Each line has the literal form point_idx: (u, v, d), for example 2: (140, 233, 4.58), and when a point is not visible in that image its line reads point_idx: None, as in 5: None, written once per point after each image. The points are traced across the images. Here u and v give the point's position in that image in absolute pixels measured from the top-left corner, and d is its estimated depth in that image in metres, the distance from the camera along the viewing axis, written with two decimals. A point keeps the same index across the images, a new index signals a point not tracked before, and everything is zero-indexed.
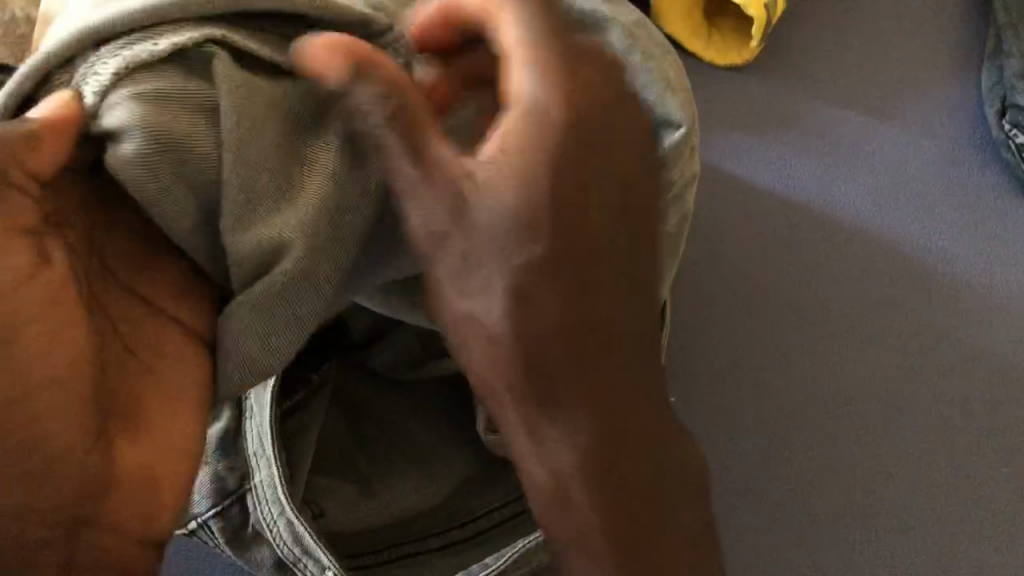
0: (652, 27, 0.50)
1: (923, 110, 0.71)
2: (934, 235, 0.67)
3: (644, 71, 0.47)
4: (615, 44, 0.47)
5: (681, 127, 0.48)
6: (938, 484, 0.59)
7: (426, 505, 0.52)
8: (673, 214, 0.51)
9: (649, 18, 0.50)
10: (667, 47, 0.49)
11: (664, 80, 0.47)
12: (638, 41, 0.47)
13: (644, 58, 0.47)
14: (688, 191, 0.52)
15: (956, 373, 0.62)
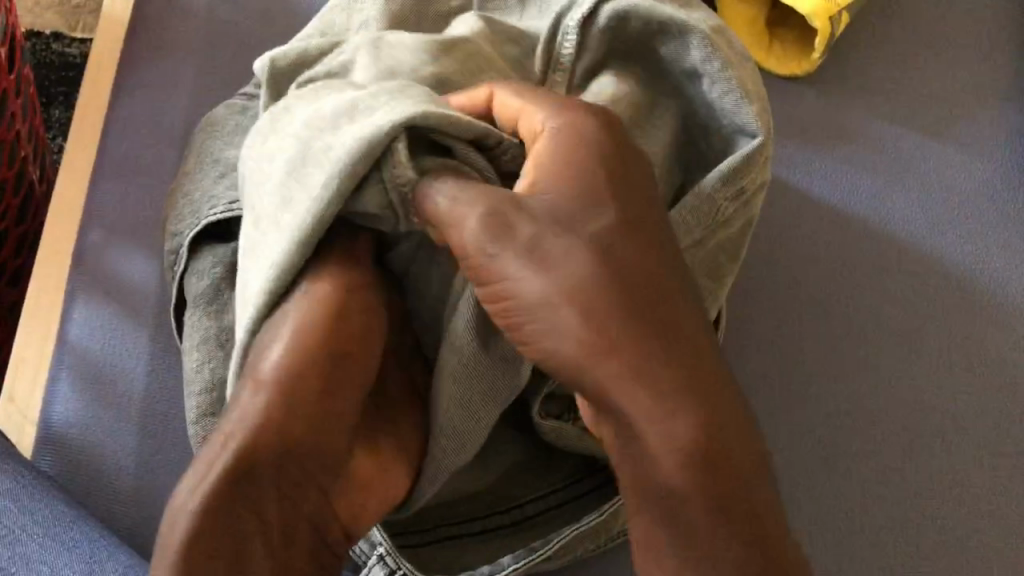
0: (734, 42, 0.53)
1: (981, 133, 0.71)
2: (985, 257, 0.66)
3: (724, 82, 0.50)
4: (695, 55, 0.50)
5: (757, 136, 0.50)
6: (986, 501, 0.58)
7: (472, 488, 0.53)
8: (739, 222, 0.52)
9: (728, 33, 0.54)
10: (744, 64, 0.52)
11: (742, 91, 0.50)
12: (721, 52, 0.50)
13: (725, 68, 0.50)
14: (756, 198, 0.52)
15: (1007, 392, 0.61)
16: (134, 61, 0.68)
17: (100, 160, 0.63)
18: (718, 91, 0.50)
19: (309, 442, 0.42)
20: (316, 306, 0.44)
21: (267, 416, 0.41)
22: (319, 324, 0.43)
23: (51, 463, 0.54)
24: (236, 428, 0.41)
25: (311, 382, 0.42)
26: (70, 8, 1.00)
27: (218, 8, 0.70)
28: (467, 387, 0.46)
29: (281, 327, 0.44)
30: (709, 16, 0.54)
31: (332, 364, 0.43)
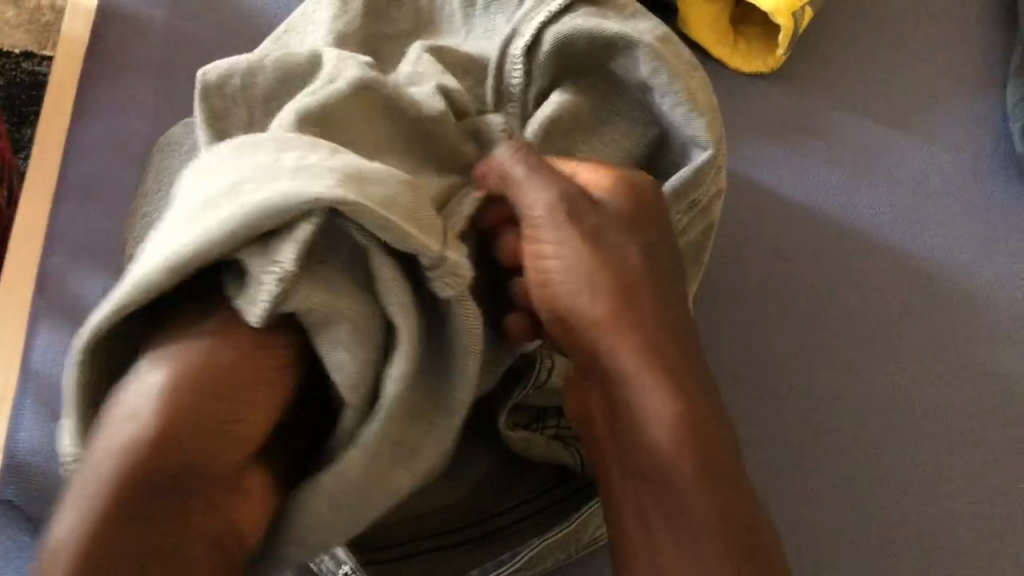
0: (682, 50, 0.53)
1: (949, 125, 0.71)
2: (953, 250, 0.66)
3: (672, 97, 0.51)
4: (643, 71, 0.51)
5: (707, 150, 0.51)
6: (958, 496, 0.58)
7: (442, 501, 0.53)
8: (697, 230, 0.53)
9: (679, 42, 0.54)
10: (695, 74, 0.53)
11: (690, 104, 0.51)
12: (667, 67, 0.51)
13: (672, 82, 0.51)
14: (713, 207, 0.53)
15: (974, 386, 0.61)
16: (95, 81, 0.67)
17: (61, 183, 0.63)
18: (667, 102, 0.51)
19: (198, 479, 0.37)
20: (216, 341, 0.39)
21: (134, 455, 0.36)
22: (208, 354, 0.39)
23: (12, 491, 0.53)
24: (97, 467, 0.36)
25: (182, 430, 0.37)
26: (38, 25, 1.00)
27: (180, 26, 0.70)
28: (336, 509, 0.43)
29: (168, 359, 0.39)
30: (659, 24, 0.54)
31: (231, 397, 0.38)
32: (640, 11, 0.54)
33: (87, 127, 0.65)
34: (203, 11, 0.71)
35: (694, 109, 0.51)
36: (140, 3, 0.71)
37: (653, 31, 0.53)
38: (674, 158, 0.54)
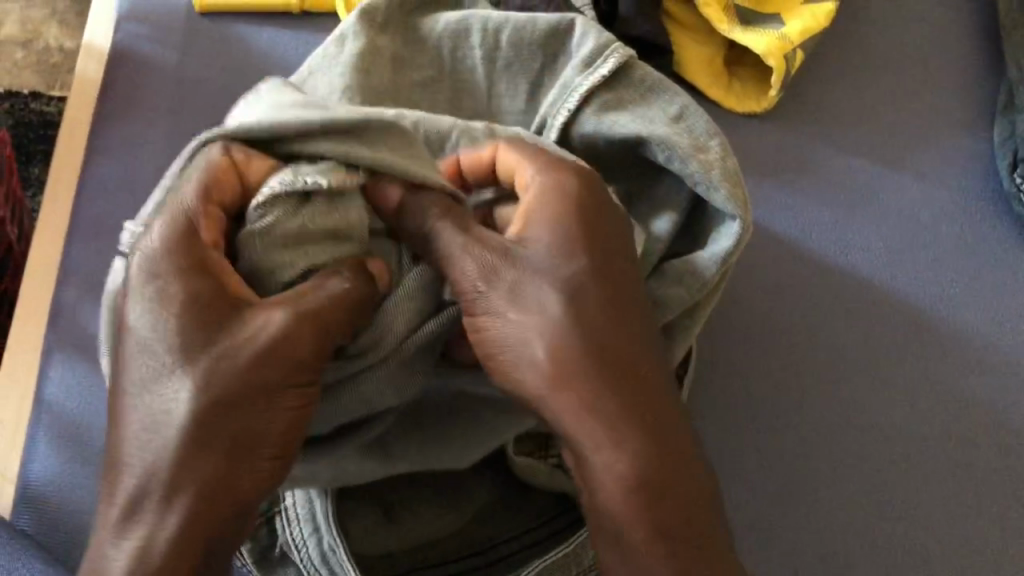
0: (697, 124, 0.58)
1: (938, 162, 0.73)
2: (943, 283, 0.68)
3: (689, 174, 0.55)
4: (658, 155, 0.56)
5: (736, 217, 0.55)
6: (945, 530, 0.60)
7: (447, 529, 0.54)
8: (716, 296, 0.57)
9: (695, 113, 0.58)
10: (712, 142, 0.57)
11: (709, 179, 0.55)
12: (679, 150, 0.55)
13: (686, 162, 0.55)
14: (726, 278, 0.57)
15: (964, 421, 0.63)
16: (107, 121, 0.69)
17: (75, 222, 0.65)
18: (688, 170, 0.55)
19: None
20: None
21: None
22: None
23: (29, 523, 0.55)
24: None
25: None
26: (47, 68, 1.02)
27: (192, 68, 0.72)
28: None
29: None
30: (676, 100, 0.59)
31: None
32: (660, 87, 0.59)
33: (100, 164, 0.67)
34: (210, 55, 0.73)
35: (711, 175, 0.55)
36: (148, 42, 0.72)
37: (668, 116, 0.58)
38: (710, 223, 0.57)
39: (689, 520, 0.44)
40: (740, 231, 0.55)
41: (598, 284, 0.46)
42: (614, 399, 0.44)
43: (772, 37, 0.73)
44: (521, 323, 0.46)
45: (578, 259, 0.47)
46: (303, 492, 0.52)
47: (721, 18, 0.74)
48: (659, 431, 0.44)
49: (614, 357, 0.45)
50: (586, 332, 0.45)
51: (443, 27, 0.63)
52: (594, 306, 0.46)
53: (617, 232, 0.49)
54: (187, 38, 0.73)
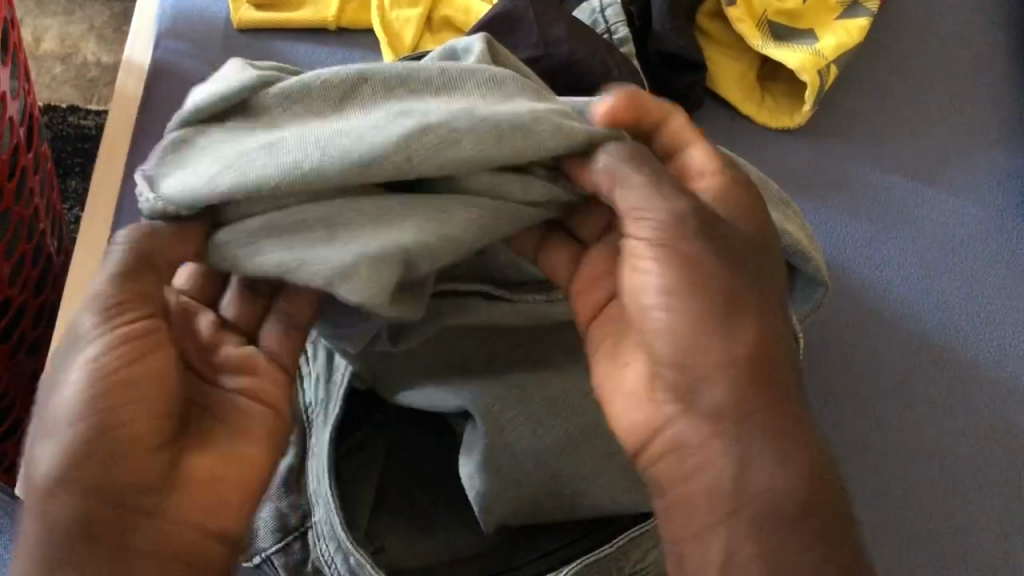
0: (774, 192, 0.59)
1: (974, 178, 0.73)
2: (981, 301, 0.67)
3: (785, 247, 0.56)
4: None
5: (823, 285, 0.58)
6: (984, 551, 0.59)
7: (486, 545, 0.55)
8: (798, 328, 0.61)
9: (768, 182, 0.59)
10: (788, 212, 0.58)
11: (804, 253, 0.56)
12: (775, 228, 0.56)
13: (783, 238, 0.56)
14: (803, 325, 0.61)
15: (1006, 440, 0.62)
16: (147, 136, 0.70)
17: (114, 237, 0.66)
18: (785, 243, 0.56)
19: None
20: None
21: None
22: None
23: None
24: None
25: None
26: (85, 81, 1.04)
27: None
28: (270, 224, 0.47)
29: None
30: (749, 170, 0.59)
31: None
32: None
33: (141, 178, 0.68)
34: None
35: None
36: (187, 59, 0.74)
37: None
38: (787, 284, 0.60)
39: (812, 510, 0.42)
40: (817, 264, 0.57)
41: (702, 294, 0.44)
42: (767, 452, 0.42)
43: (806, 53, 0.73)
44: (674, 306, 0.44)
45: (685, 236, 0.44)
46: (325, 512, 0.51)
47: (753, 34, 0.74)
48: (790, 416, 0.43)
49: (756, 358, 0.43)
50: (711, 328, 0.43)
51: (461, 49, 0.60)
52: (690, 282, 0.44)
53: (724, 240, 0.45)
54: (225, 54, 0.74)
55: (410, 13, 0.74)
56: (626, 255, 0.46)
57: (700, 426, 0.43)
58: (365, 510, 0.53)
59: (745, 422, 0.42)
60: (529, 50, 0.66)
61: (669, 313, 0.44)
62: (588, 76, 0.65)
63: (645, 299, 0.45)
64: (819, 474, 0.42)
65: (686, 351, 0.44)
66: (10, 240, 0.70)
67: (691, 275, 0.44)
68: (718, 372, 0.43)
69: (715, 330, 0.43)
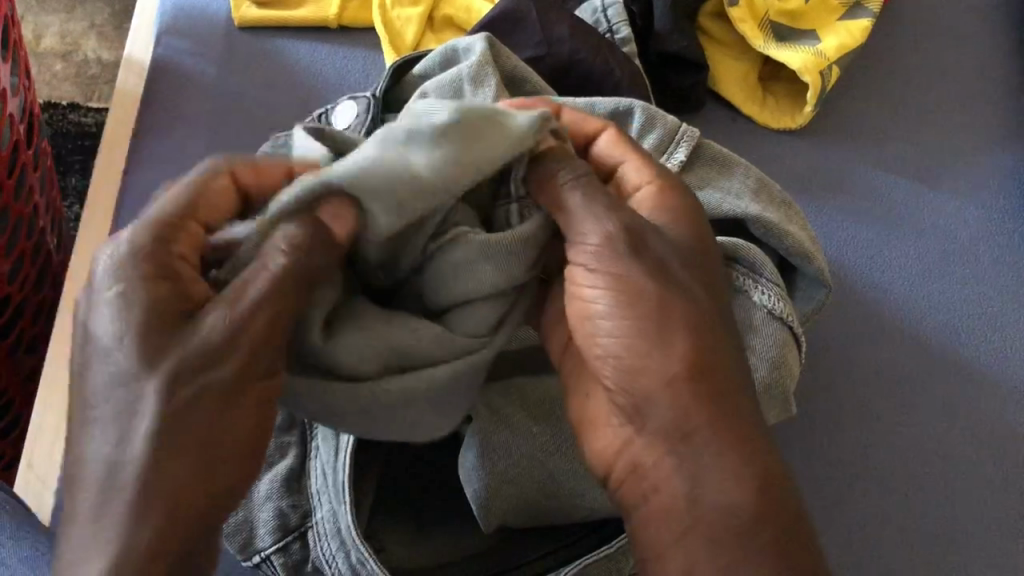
0: (775, 193, 0.58)
1: (976, 179, 0.73)
2: (982, 302, 0.67)
3: (787, 249, 0.56)
4: (754, 233, 0.56)
5: (824, 285, 0.58)
6: (986, 552, 0.59)
7: (487, 546, 0.54)
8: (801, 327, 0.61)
9: (770, 182, 0.59)
10: (790, 213, 0.58)
11: (806, 254, 0.56)
12: (777, 229, 0.56)
13: (785, 240, 0.56)
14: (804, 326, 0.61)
15: (1008, 443, 0.62)
16: (148, 133, 0.70)
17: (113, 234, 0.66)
18: (787, 244, 0.56)
19: None
20: None
21: None
22: None
23: None
24: None
25: None
26: (85, 79, 1.04)
27: (232, 81, 0.73)
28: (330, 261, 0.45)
29: None
30: (752, 170, 0.59)
31: None
32: (731, 158, 0.59)
33: (141, 175, 0.68)
34: (251, 69, 0.74)
35: (736, 195, 0.57)
36: (188, 56, 0.73)
37: (749, 189, 0.57)
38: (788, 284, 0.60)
39: (776, 510, 0.41)
40: (819, 265, 0.57)
41: (638, 314, 0.44)
42: (730, 452, 0.41)
43: (808, 53, 0.73)
44: (618, 332, 0.44)
45: (618, 254, 0.44)
46: (331, 506, 0.51)
47: (756, 34, 0.74)
48: (740, 417, 0.42)
49: (702, 366, 0.43)
50: (651, 349, 0.43)
51: (463, 49, 0.60)
52: (625, 303, 0.44)
53: (660, 251, 0.45)
54: (226, 52, 0.74)
55: (412, 12, 0.74)
56: (570, 283, 0.46)
57: (651, 444, 0.43)
58: (365, 506, 0.53)
59: (685, 433, 0.42)
60: (532, 49, 0.66)
61: (609, 340, 0.44)
62: (591, 76, 0.65)
63: (594, 331, 0.45)
64: (777, 475, 0.41)
65: (627, 375, 0.44)
66: (10, 236, 0.69)
67: (628, 298, 0.44)
68: (664, 393, 0.43)
69: (654, 351, 0.43)
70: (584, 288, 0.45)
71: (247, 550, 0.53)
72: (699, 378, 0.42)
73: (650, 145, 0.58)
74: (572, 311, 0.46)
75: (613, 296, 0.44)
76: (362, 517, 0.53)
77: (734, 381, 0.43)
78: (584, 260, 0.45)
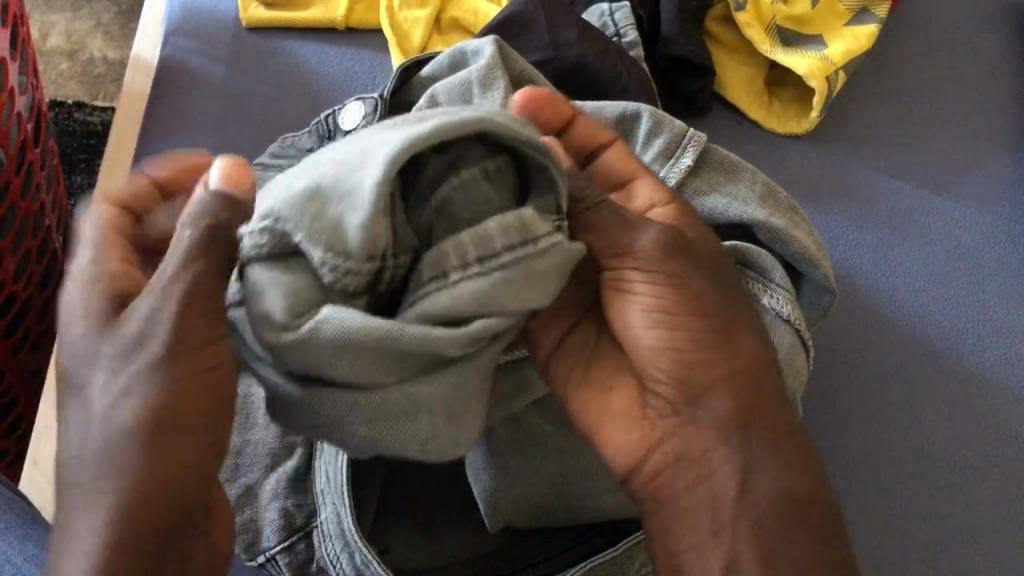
0: (782, 198, 0.59)
1: (981, 186, 0.73)
2: (988, 309, 0.67)
3: (794, 255, 0.56)
4: (761, 238, 0.56)
5: (829, 290, 0.58)
6: (989, 558, 0.59)
7: (491, 548, 0.55)
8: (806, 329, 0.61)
9: (777, 187, 0.59)
10: (797, 218, 0.59)
11: (813, 260, 0.57)
12: (784, 235, 0.56)
13: (792, 246, 0.56)
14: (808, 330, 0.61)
15: (1012, 449, 0.62)
16: (155, 132, 0.70)
17: None
18: (794, 250, 0.56)
19: None
20: None
21: None
22: None
23: None
24: None
25: None
26: (91, 78, 1.04)
27: (239, 82, 0.73)
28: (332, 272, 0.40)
29: None
30: (759, 175, 0.59)
31: None
32: (738, 163, 0.59)
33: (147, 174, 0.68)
34: (258, 70, 0.74)
35: (743, 200, 0.57)
36: (195, 56, 0.74)
37: (756, 193, 0.58)
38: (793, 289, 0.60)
39: (806, 507, 0.43)
40: (825, 271, 0.57)
41: (699, 320, 0.44)
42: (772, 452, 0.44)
43: (814, 59, 0.73)
44: (673, 335, 0.44)
45: (676, 262, 0.45)
46: (332, 508, 0.51)
47: (762, 39, 0.74)
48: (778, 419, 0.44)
49: (757, 371, 0.45)
50: (710, 353, 0.44)
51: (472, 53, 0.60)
52: (683, 308, 0.44)
53: (712, 259, 0.47)
54: (233, 52, 0.74)
55: (419, 14, 0.74)
56: (614, 288, 0.46)
57: (700, 441, 0.44)
58: (369, 506, 0.53)
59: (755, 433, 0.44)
60: (539, 52, 0.66)
61: (664, 343, 0.45)
62: (598, 80, 0.65)
63: (631, 322, 0.45)
64: (808, 476, 0.44)
65: (684, 373, 0.44)
66: (16, 235, 0.70)
67: (683, 302, 0.45)
68: (723, 390, 0.44)
69: (713, 356, 0.44)
70: (633, 292, 0.45)
71: (252, 549, 0.54)
72: (750, 382, 0.44)
73: (657, 149, 0.58)
74: (610, 302, 0.46)
75: (666, 304, 0.44)
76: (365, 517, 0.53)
77: (775, 384, 0.45)
78: (638, 267, 0.45)
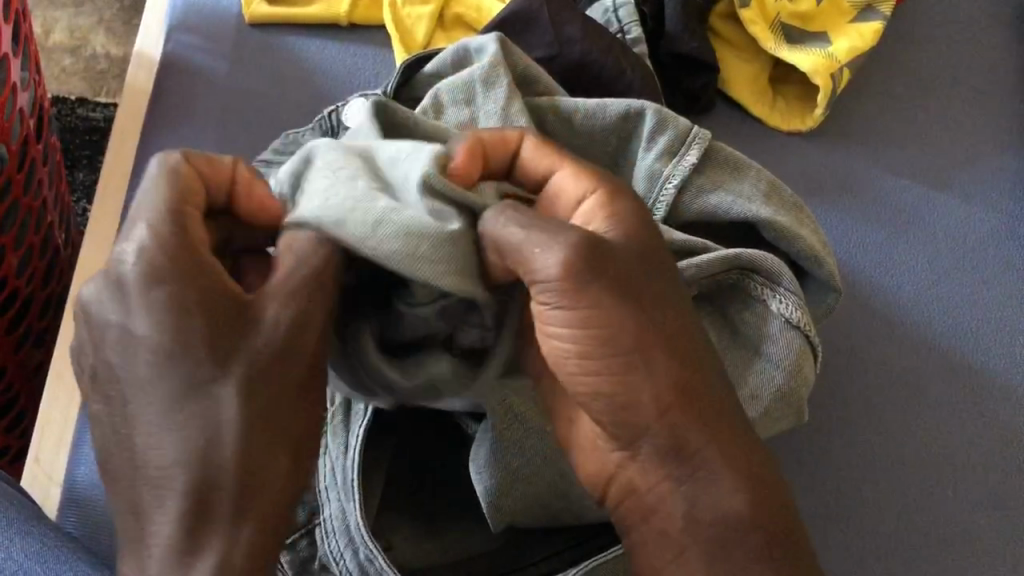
0: (786, 196, 0.58)
1: (985, 183, 0.73)
2: (992, 308, 0.67)
3: (799, 254, 0.56)
4: (767, 235, 0.56)
5: (836, 289, 0.58)
6: (989, 556, 0.58)
7: (492, 546, 0.54)
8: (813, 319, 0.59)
9: (782, 184, 0.59)
10: (801, 216, 0.58)
11: (818, 258, 0.56)
12: (789, 233, 0.56)
13: (797, 244, 0.56)
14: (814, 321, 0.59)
15: (1013, 447, 0.62)
16: (157, 128, 0.70)
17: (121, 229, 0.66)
18: (801, 248, 0.56)
19: None
20: None
21: None
22: None
23: (73, 525, 0.56)
24: None
25: None
26: (94, 73, 1.04)
27: (241, 77, 0.73)
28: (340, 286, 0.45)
29: None
30: (762, 172, 0.59)
31: None
32: (742, 161, 0.59)
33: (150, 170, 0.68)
34: (260, 66, 0.74)
35: (749, 198, 0.57)
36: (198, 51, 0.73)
37: (761, 191, 0.57)
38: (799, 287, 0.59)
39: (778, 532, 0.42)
40: (830, 269, 0.57)
41: (622, 359, 0.42)
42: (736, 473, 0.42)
43: (818, 56, 0.72)
44: (599, 376, 0.42)
45: (594, 298, 0.41)
46: (338, 504, 0.51)
47: (766, 37, 0.74)
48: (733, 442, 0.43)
49: (687, 391, 0.42)
50: (633, 389, 0.42)
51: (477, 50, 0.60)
52: (603, 348, 0.42)
53: (634, 275, 0.43)
54: (237, 48, 0.74)
55: (423, 10, 0.74)
56: (536, 320, 0.44)
57: (651, 470, 0.43)
58: (374, 500, 0.53)
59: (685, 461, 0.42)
60: (543, 49, 0.66)
61: (595, 384, 0.42)
62: (601, 76, 0.65)
63: (559, 365, 0.43)
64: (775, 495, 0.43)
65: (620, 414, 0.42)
66: (18, 230, 0.70)
67: (606, 340, 0.42)
68: (658, 424, 0.42)
69: (639, 395, 0.42)
70: (554, 336, 0.43)
71: None
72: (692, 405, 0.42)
73: (662, 146, 0.58)
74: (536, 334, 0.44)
75: (589, 343, 0.42)
76: (371, 508, 0.53)
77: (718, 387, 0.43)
78: (554, 309, 0.42)
